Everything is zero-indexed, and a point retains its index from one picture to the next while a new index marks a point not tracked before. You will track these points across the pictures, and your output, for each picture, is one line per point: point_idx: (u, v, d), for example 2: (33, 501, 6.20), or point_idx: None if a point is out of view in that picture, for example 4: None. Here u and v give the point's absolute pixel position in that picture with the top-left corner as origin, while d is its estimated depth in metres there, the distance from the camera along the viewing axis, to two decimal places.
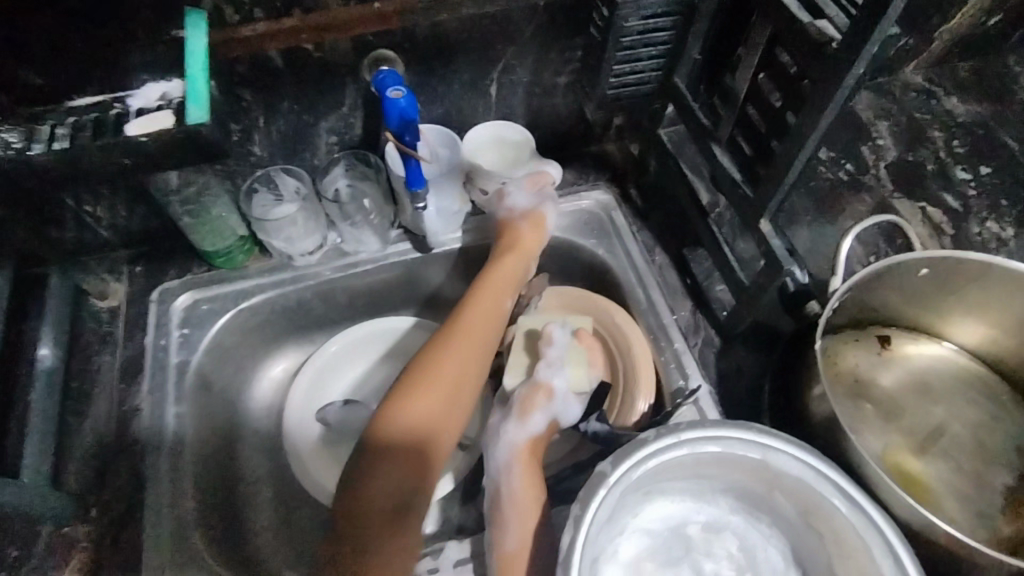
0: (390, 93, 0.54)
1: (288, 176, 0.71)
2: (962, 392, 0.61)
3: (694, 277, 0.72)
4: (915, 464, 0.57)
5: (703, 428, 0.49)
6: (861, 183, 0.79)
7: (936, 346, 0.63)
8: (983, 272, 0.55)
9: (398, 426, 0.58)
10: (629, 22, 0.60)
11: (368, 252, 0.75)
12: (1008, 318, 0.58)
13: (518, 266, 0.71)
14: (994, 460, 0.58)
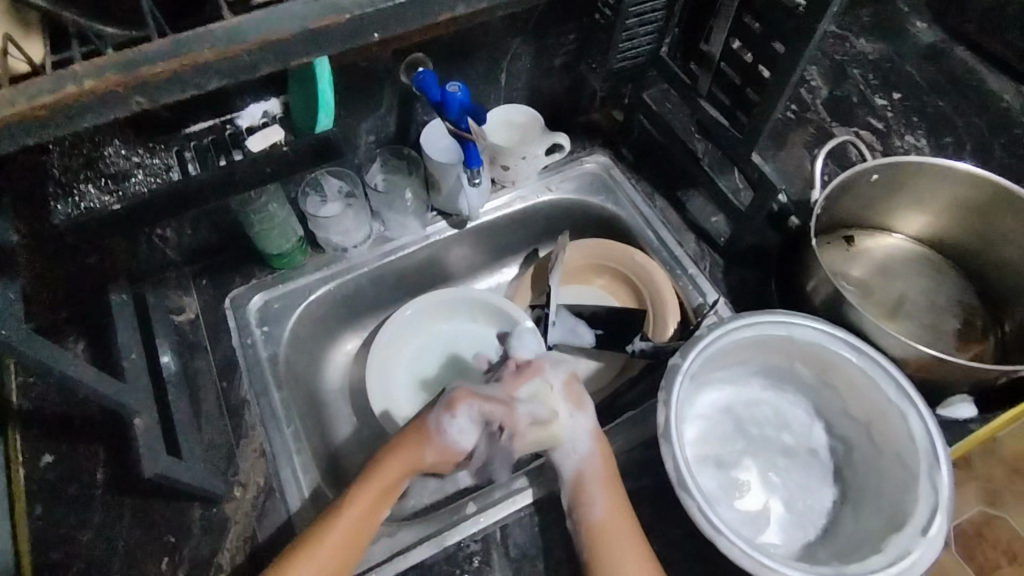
0: (451, 88, 0.68)
1: (332, 177, 0.80)
2: (913, 269, 0.78)
3: (692, 213, 0.86)
4: (890, 327, 0.73)
5: (737, 319, 0.64)
6: (806, 118, 0.96)
7: (888, 237, 0.80)
8: (919, 170, 0.71)
9: (339, 523, 0.59)
10: (631, 7, 0.71)
11: (411, 235, 0.85)
12: (939, 205, 0.75)
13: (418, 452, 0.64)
14: (945, 314, 0.75)
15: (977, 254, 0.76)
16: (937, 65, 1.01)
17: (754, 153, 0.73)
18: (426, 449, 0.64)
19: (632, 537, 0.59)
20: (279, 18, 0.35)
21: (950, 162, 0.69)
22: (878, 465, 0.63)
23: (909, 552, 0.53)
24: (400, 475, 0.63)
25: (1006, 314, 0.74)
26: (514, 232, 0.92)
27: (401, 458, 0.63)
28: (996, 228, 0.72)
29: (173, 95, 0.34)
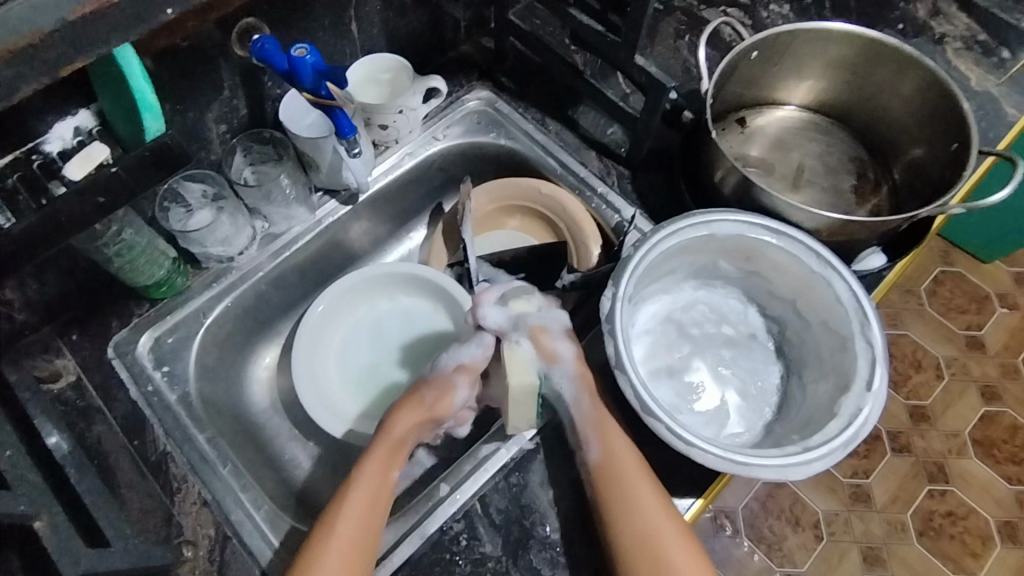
0: (296, 52, 0.60)
1: (190, 183, 0.70)
2: (804, 136, 0.80)
3: (587, 130, 0.83)
4: (795, 198, 0.76)
5: (659, 230, 0.62)
6: (674, 6, 0.93)
7: (777, 111, 0.81)
8: (794, 38, 0.70)
9: (360, 485, 0.60)
10: None
11: (300, 224, 0.76)
12: (817, 69, 0.76)
13: (415, 420, 0.65)
14: (840, 174, 0.78)
15: (858, 108, 0.78)
16: None
17: (638, 55, 0.70)
18: (425, 398, 0.65)
19: (630, 454, 0.60)
20: (22, 18, 0.30)
21: (821, 25, 0.69)
22: (812, 334, 0.66)
23: (858, 409, 0.56)
24: (409, 429, 0.64)
25: (891, 162, 0.78)
26: (411, 191, 0.86)
27: (405, 413, 0.65)
28: (871, 78, 0.74)
29: None
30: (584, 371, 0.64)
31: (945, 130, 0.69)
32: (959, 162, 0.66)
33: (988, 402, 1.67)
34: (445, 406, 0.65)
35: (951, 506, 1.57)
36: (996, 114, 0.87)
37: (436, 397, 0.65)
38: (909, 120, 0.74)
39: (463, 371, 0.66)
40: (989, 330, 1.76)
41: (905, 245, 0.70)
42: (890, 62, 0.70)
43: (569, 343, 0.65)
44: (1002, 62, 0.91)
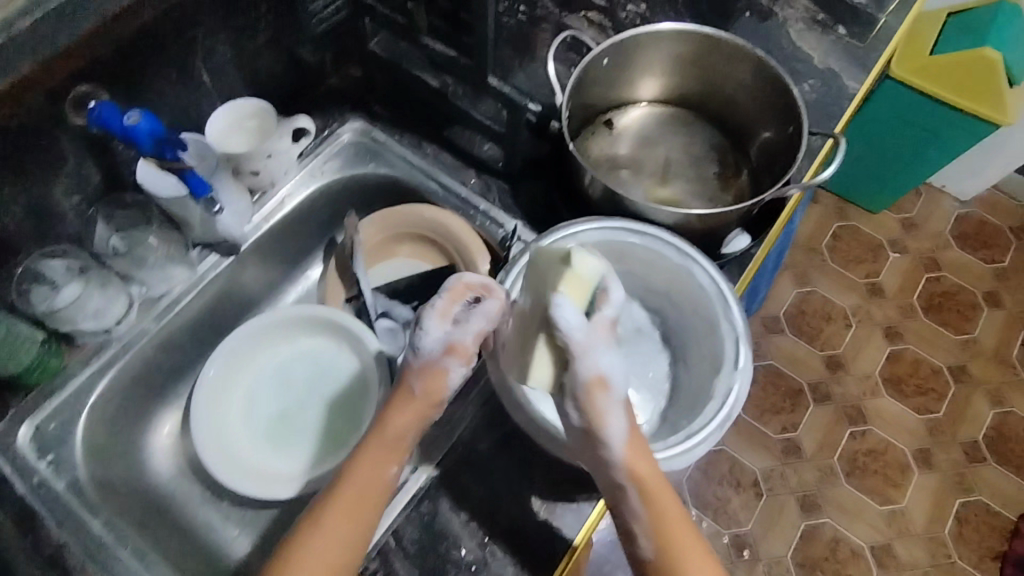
0: (128, 121, 0.60)
1: (51, 260, 0.67)
2: (668, 131, 0.85)
3: (461, 148, 0.84)
4: (664, 192, 0.80)
5: (531, 248, 0.65)
6: (538, 16, 0.97)
7: (640, 109, 0.85)
8: (637, 42, 0.74)
9: (352, 478, 0.58)
10: None
11: (181, 284, 0.75)
12: (666, 67, 0.80)
13: (419, 415, 0.60)
14: (704, 162, 0.83)
15: (710, 100, 0.83)
16: None
17: (491, 76, 0.72)
18: (416, 389, 0.60)
19: (687, 539, 0.56)
20: None
21: (657, 29, 0.73)
22: (689, 322, 0.70)
23: (729, 389, 0.60)
24: (407, 427, 0.60)
25: (747, 147, 0.82)
26: (298, 231, 0.85)
27: (403, 409, 0.60)
28: (714, 70, 0.78)
29: None
30: (636, 457, 0.56)
31: (783, 113, 0.74)
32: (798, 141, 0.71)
33: (893, 341, 1.86)
34: (436, 392, 0.60)
35: (872, 444, 1.72)
36: (837, 89, 0.94)
37: (427, 380, 0.60)
38: (754, 106, 0.79)
39: (452, 353, 0.59)
40: (887, 275, 1.94)
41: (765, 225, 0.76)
42: (726, 55, 0.75)
43: (619, 415, 0.57)
44: (840, 39, 0.98)
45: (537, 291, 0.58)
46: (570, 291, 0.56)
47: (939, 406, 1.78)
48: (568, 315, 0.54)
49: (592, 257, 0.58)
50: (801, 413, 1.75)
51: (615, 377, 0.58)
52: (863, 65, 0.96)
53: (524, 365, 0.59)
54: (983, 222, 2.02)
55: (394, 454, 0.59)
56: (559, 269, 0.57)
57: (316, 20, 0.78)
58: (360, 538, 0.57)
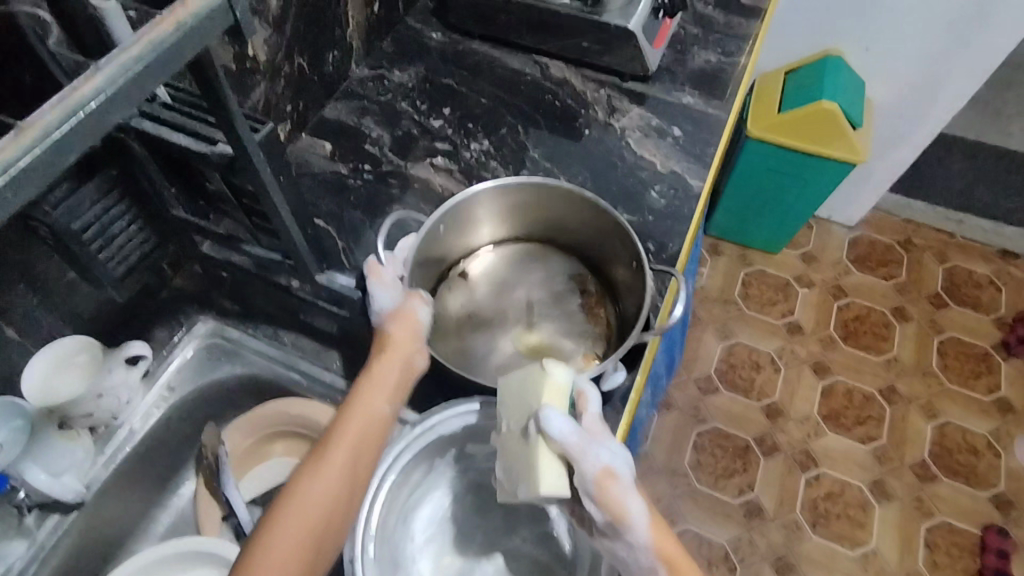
0: None
1: None
2: (517, 267, 0.85)
3: (322, 331, 0.80)
4: (532, 336, 0.79)
5: (384, 459, 0.64)
6: (384, 172, 0.98)
7: (490, 252, 0.85)
8: (463, 202, 0.76)
9: (359, 409, 0.62)
10: (76, 226, 0.65)
11: (16, 557, 0.68)
12: (503, 212, 0.81)
13: (403, 361, 0.66)
14: (566, 296, 0.82)
15: (553, 232, 0.84)
16: (463, 67, 1.12)
17: (319, 274, 0.74)
18: (377, 364, 0.65)
19: None
20: None
21: (483, 186, 0.74)
22: None
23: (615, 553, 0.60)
24: (403, 360, 0.66)
25: (587, 273, 0.84)
26: (159, 454, 0.79)
27: (396, 346, 0.67)
28: (542, 207, 0.81)
29: None
30: (660, 534, 0.59)
31: (624, 242, 0.75)
32: (637, 271, 0.73)
33: (822, 376, 1.89)
34: (409, 337, 0.68)
35: (829, 487, 1.72)
36: (683, 190, 0.97)
37: (405, 329, 0.68)
38: (588, 236, 0.81)
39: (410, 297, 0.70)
40: (801, 311, 2.01)
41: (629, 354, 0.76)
42: (550, 197, 0.78)
43: (638, 497, 0.60)
44: (676, 140, 1.03)
45: (520, 404, 0.62)
46: (554, 400, 0.61)
47: (880, 432, 1.80)
48: (560, 423, 0.58)
49: (563, 365, 0.64)
50: (754, 470, 1.74)
51: (620, 458, 0.61)
52: (702, 162, 1.00)
53: (538, 478, 0.58)
54: (873, 242, 2.12)
55: (394, 388, 0.64)
56: (537, 375, 0.63)
57: (112, 262, 0.72)
58: (341, 507, 0.58)
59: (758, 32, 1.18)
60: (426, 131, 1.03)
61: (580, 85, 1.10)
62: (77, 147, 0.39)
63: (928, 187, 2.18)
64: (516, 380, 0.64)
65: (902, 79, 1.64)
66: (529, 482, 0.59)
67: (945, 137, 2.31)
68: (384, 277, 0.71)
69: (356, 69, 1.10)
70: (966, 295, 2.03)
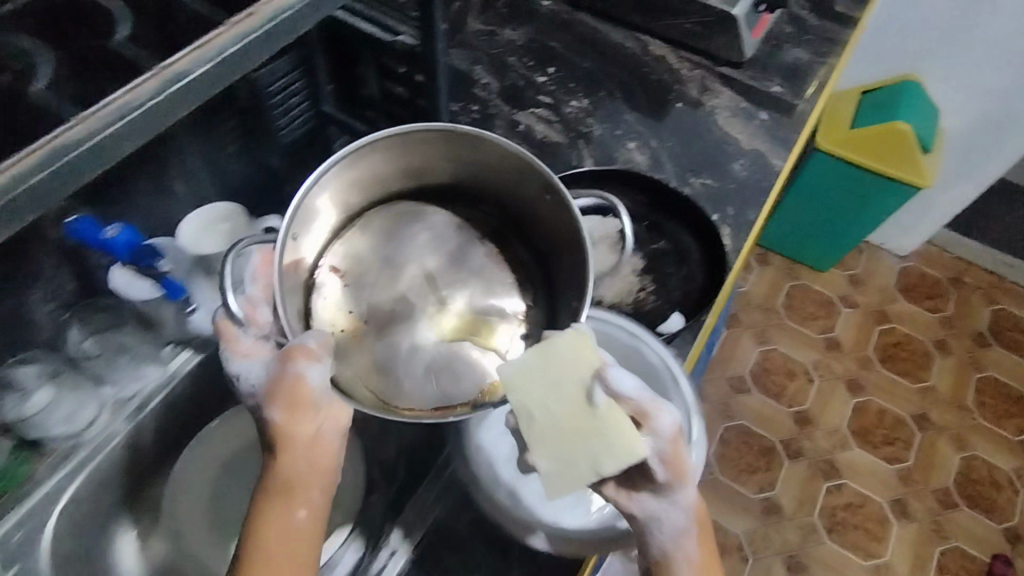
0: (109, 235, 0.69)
1: (25, 367, 0.77)
2: (393, 234, 0.82)
3: None
4: (451, 322, 0.78)
5: None
6: (490, 114, 1.07)
7: (376, 213, 0.81)
8: (325, 181, 0.68)
9: (269, 534, 0.60)
10: (268, 87, 0.79)
11: (151, 383, 0.84)
12: (350, 189, 0.74)
13: (308, 455, 0.64)
14: (476, 245, 0.83)
15: (419, 185, 0.80)
16: (570, 34, 1.20)
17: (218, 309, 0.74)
18: (292, 467, 0.63)
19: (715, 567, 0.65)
20: None
21: (329, 165, 0.67)
22: None
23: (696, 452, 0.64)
24: (306, 454, 0.63)
25: (465, 215, 0.83)
26: None
27: (290, 443, 0.63)
28: (415, 155, 0.75)
29: None
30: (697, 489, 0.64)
31: (528, 176, 0.71)
32: (558, 203, 0.70)
33: (855, 394, 1.92)
34: (296, 422, 0.63)
35: (849, 498, 1.75)
36: (765, 166, 1.04)
37: (306, 426, 0.64)
38: (466, 173, 0.78)
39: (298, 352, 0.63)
40: (842, 329, 2.04)
41: (705, 253, 0.90)
42: (431, 140, 0.70)
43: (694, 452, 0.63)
44: (762, 123, 1.10)
45: (557, 382, 0.60)
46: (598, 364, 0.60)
47: (908, 455, 1.82)
48: (627, 383, 0.59)
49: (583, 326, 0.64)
50: (776, 470, 1.79)
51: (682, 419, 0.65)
52: (785, 146, 1.07)
53: (631, 438, 0.57)
54: (924, 275, 2.15)
55: (291, 497, 0.61)
56: (569, 340, 0.61)
57: (283, 123, 0.83)
58: None
59: (849, 38, 1.24)
60: (530, 85, 1.12)
61: (677, 63, 1.18)
62: (278, 43, 0.54)
63: (988, 228, 2.19)
64: (534, 359, 0.61)
65: (980, 112, 1.67)
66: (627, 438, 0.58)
67: (1013, 183, 2.31)
68: (247, 349, 0.70)
69: (472, 23, 1.19)
70: (1009, 338, 2.04)
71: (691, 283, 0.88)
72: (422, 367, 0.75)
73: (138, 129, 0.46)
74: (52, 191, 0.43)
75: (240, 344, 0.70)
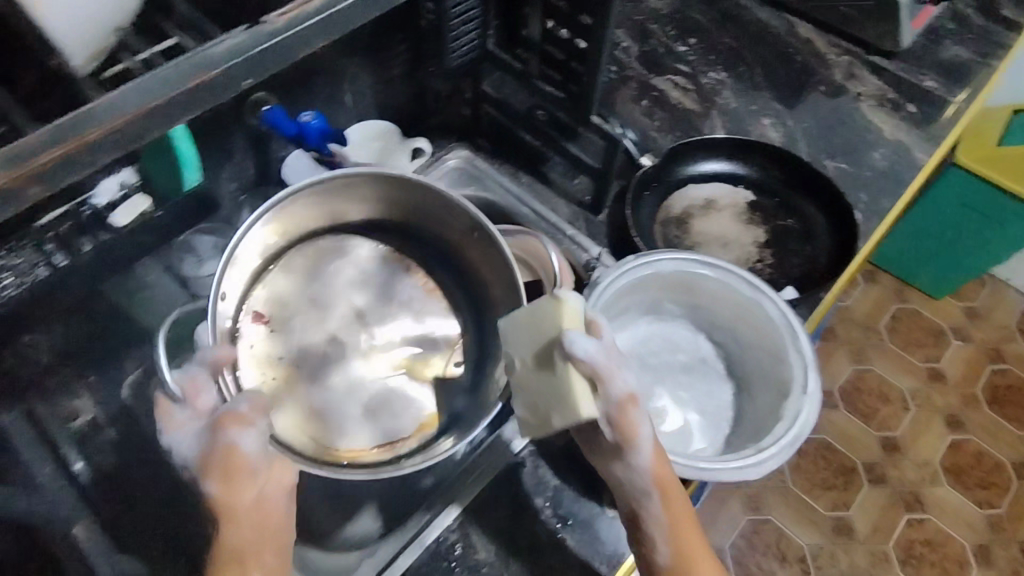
0: (304, 116, 0.75)
1: (203, 236, 0.81)
2: (320, 271, 0.72)
3: (556, 181, 0.94)
4: (300, 423, 0.67)
5: (610, 272, 0.71)
6: (627, 76, 1.08)
7: (309, 262, 0.72)
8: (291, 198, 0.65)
9: None
10: (451, 12, 0.78)
11: None
12: (295, 222, 0.69)
13: (244, 537, 0.53)
14: (433, 299, 0.76)
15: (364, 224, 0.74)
16: (716, 7, 1.18)
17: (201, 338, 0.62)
18: (229, 540, 0.52)
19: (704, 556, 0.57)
20: (96, 113, 0.38)
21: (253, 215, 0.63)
22: (753, 356, 0.76)
23: (799, 411, 0.64)
24: (248, 538, 0.53)
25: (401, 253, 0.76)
26: None
27: (226, 523, 0.52)
28: (339, 201, 0.70)
29: (76, 177, 0.38)
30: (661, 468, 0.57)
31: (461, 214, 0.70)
32: (489, 238, 0.70)
33: (954, 429, 1.80)
34: (236, 495, 0.53)
35: (929, 534, 1.66)
36: (907, 159, 1.01)
37: (255, 496, 0.54)
38: (422, 219, 0.74)
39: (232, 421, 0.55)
40: (947, 361, 1.91)
41: (832, 222, 0.88)
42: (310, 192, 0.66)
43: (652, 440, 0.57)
44: (909, 116, 1.06)
45: (535, 342, 0.56)
46: (571, 319, 0.54)
47: (1002, 502, 1.70)
48: (582, 343, 0.52)
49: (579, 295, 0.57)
50: (853, 492, 1.71)
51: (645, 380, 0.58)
52: (930, 142, 1.03)
53: (579, 400, 0.52)
54: None
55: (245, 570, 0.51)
56: (546, 305, 0.55)
57: (454, 54, 0.84)
58: None
59: (1017, 43, 1.17)
60: (669, 52, 1.12)
61: (824, 47, 1.14)
62: None
63: None
64: (523, 313, 0.57)
65: None
66: (569, 400, 0.53)
67: None
68: (179, 422, 0.56)
69: None
70: None
71: (815, 261, 0.87)
72: (368, 401, 0.70)
73: (354, 14, 0.46)
74: (278, 58, 0.44)
75: (172, 414, 0.56)
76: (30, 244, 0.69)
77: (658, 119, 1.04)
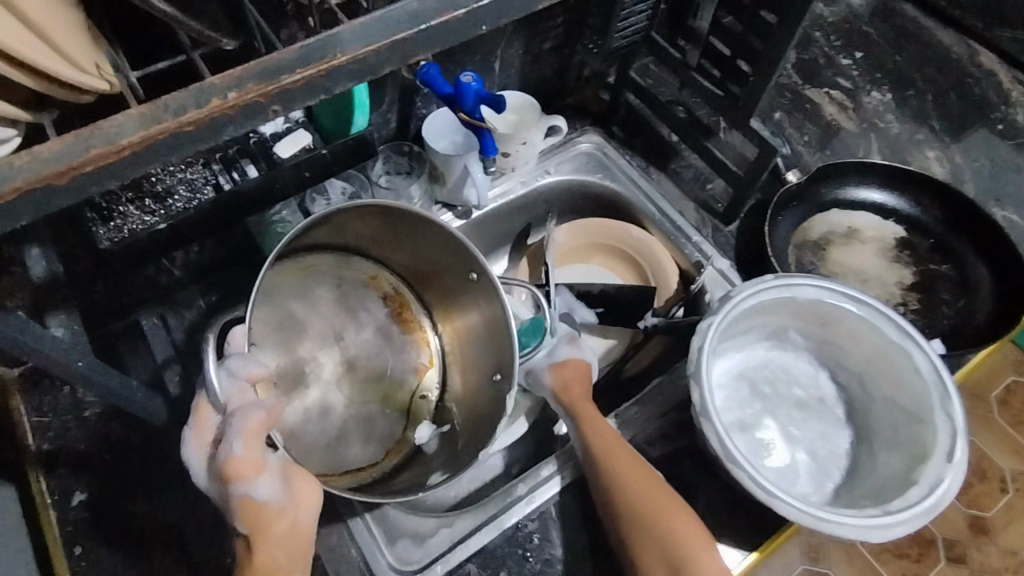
0: (465, 78, 0.70)
1: (334, 179, 0.77)
2: (298, 294, 0.66)
3: (688, 183, 0.90)
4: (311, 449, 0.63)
5: (746, 289, 0.66)
6: (780, 83, 1.01)
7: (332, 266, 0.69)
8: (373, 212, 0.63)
9: None
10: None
11: None
12: (359, 230, 0.67)
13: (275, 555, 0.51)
14: (378, 391, 0.71)
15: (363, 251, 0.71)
16: (889, 22, 1.08)
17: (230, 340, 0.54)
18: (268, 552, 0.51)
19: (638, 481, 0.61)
20: (335, 41, 0.37)
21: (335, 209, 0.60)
22: (885, 408, 0.69)
23: (939, 479, 0.58)
24: (281, 552, 0.51)
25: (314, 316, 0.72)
26: (515, 218, 0.91)
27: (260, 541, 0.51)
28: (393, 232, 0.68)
29: (306, 101, 0.38)
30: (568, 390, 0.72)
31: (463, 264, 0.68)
32: (488, 286, 0.68)
33: None
34: (266, 520, 0.50)
35: None
36: None
37: (290, 517, 0.51)
38: (399, 246, 0.70)
39: (254, 469, 0.48)
40: None
41: (995, 276, 0.79)
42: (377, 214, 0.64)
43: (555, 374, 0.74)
44: None
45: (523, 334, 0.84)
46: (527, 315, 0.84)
47: None
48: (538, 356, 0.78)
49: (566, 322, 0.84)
50: None
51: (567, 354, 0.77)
52: None
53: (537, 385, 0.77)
54: None
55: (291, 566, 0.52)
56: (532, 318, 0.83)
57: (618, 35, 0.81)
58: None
59: None
60: (830, 64, 1.03)
61: (1009, 82, 1.03)
62: None
63: None
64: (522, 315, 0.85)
65: None
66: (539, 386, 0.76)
67: None
68: (213, 432, 0.50)
69: None
70: None
71: (965, 317, 0.79)
72: (335, 427, 0.66)
73: None
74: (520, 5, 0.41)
75: (209, 421, 0.51)
76: (203, 162, 0.68)
77: (807, 134, 0.96)
